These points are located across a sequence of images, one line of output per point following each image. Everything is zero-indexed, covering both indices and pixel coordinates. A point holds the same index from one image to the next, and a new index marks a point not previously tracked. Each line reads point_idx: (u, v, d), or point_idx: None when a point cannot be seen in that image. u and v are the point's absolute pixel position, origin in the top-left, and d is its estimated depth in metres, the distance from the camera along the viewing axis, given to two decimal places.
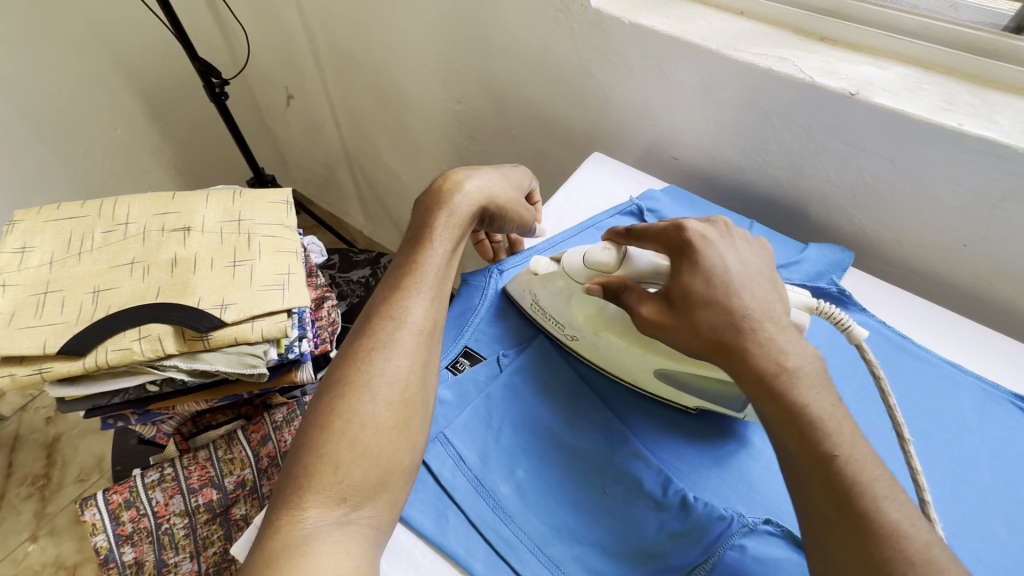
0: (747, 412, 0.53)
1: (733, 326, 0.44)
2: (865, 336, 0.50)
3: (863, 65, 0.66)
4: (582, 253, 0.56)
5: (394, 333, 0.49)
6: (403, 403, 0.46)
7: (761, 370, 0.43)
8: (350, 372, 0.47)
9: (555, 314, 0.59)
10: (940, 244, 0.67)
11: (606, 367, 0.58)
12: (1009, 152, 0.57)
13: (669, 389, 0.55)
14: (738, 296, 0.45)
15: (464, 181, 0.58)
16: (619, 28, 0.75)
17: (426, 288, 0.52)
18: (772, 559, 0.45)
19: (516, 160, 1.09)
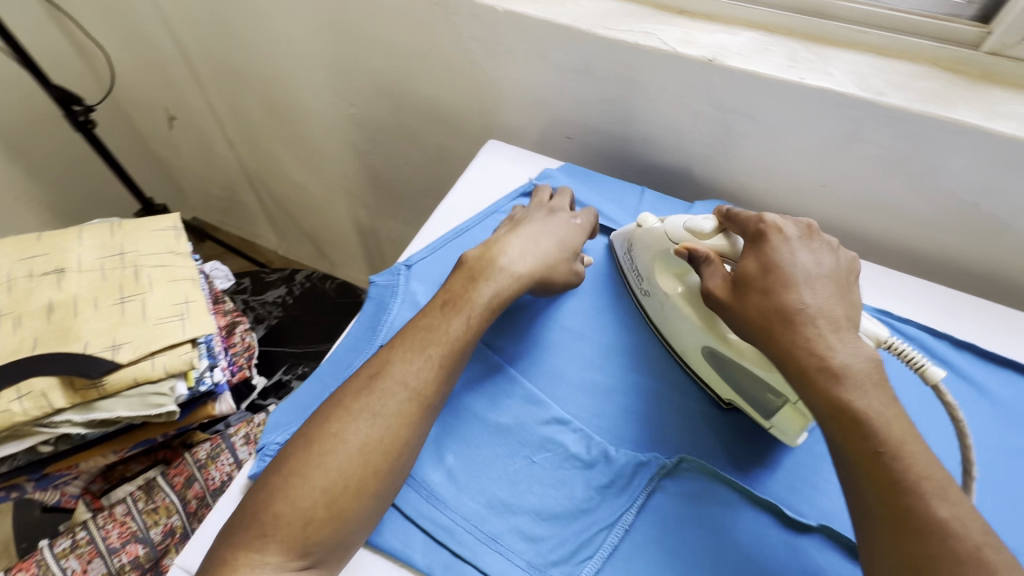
0: (773, 423, 0.52)
1: (783, 317, 0.46)
2: (940, 378, 0.48)
3: (718, 33, 0.72)
4: (684, 221, 0.58)
5: (403, 402, 0.47)
6: (385, 466, 0.45)
7: (804, 364, 0.44)
8: (348, 429, 0.46)
9: (641, 266, 0.62)
10: (804, 187, 0.75)
11: (661, 331, 0.60)
12: (843, 99, 0.64)
13: (713, 375, 0.55)
14: (796, 291, 0.47)
15: (508, 249, 0.58)
16: (494, 16, 0.76)
17: (440, 360, 0.50)
18: (691, 493, 0.49)
19: (420, 158, 1.09)
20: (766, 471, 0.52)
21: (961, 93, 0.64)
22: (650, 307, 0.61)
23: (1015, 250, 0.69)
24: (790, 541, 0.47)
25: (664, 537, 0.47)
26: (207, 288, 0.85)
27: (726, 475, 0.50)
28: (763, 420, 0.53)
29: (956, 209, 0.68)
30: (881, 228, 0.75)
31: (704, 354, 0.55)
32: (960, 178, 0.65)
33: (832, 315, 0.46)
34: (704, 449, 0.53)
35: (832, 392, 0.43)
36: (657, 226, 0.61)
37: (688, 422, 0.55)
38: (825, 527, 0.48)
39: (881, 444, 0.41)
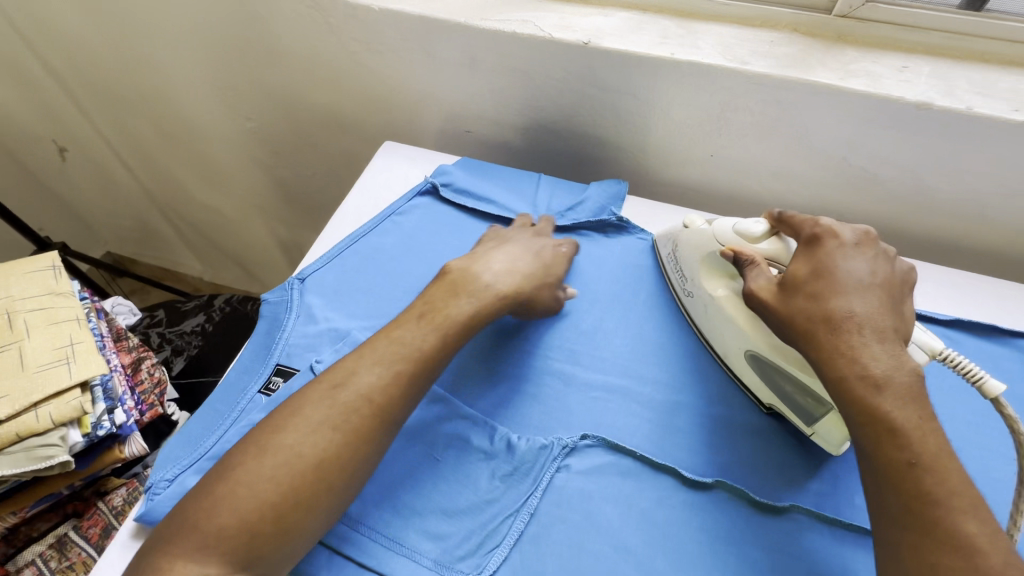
0: (816, 429, 0.51)
1: (826, 320, 0.45)
2: (1001, 394, 0.44)
3: (594, 15, 0.73)
4: (732, 224, 0.57)
5: (360, 416, 0.45)
6: (336, 483, 0.43)
7: (841, 372, 0.43)
8: (303, 441, 0.43)
9: (687, 268, 0.61)
10: (695, 159, 0.78)
11: (705, 334, 0.60)
12: (712, 70, 0.67)
13: (756, 378, 0.55)
14: (843, 297, 0.46)
15: (494, 266, 0.57)
16: (372, 15, 0.75)
17: (406, 374, 0.48)
18: (594, 468, 0.50)
19: (329, 167, 1.07)
20: (668, 437, 0.53)
21: (818, 56, 0.67)
22: (693, 308, 0.61)
23: (887, 199, 0.73)
24: (690, 501, 0.49)
25: (568, 516, 0.48)
26: (105, 326, 0.81)
27: (626, 446, 0.51)
28: (804, 427, 0.52)
29: (830, 166, 0.72)
30: (770, 191, 0.79)
31: (746, 357, 0.55)
32: (829, 135, 0.69)
33: (882, 326, 0.44)
34: (610, 425, 0.54)
35: (867, 400, 0.42)
36: (703, 229, 0.60)
37: (593, 399, 0.55)
38: (722, 482, 0.49)
39: (916, 457, 0.39)
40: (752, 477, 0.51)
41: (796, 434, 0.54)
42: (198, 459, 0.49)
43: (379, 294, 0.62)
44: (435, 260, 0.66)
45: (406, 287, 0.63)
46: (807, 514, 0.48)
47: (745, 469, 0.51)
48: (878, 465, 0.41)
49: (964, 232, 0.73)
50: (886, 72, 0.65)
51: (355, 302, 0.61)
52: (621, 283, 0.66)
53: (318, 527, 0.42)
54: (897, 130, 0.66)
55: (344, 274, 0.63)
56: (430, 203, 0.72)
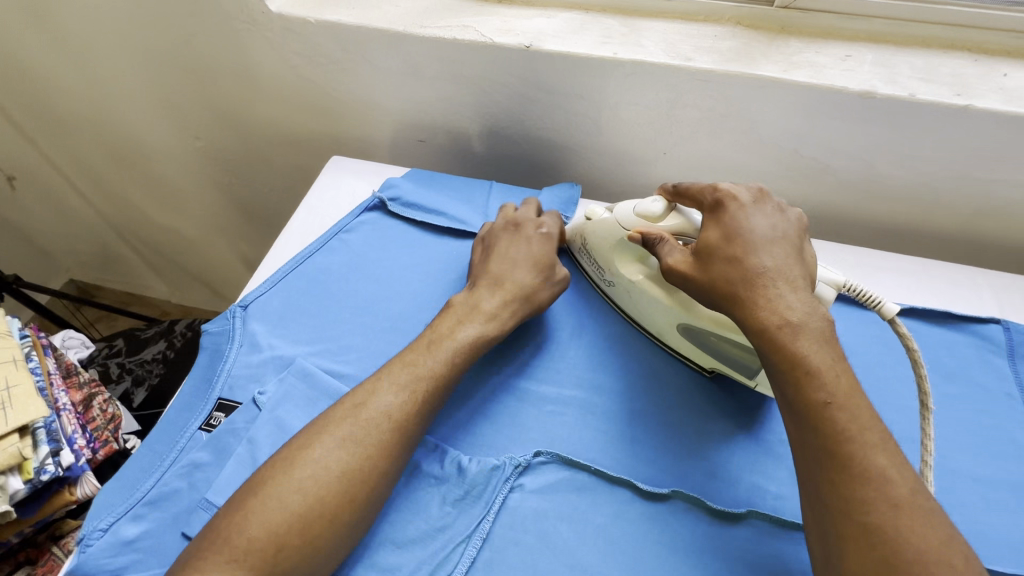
0: (758, 380, 0.53)
1: (746, 282, 0.45)
2: (896, 313, 0.50)
3: (536, 17, 0.72)
4: (632, 206, 0.56)
5: (386, 431, 0.46)
6: (358, 497, 0.44)
7: (764, 325, 0.43)
8: (329, 455, 0.44)
9: (600, 258, 0.61)
10: (648, 158, 0.77)
11: (634, 317, 0.61)
12: (656, 69, 0.65)
13: (691, 347, 0.56)
14: (755, 255, 0.46)
15: (478, 300, 0.56)
16: (309, 27, 0.73)
17: (427, 391, 0.49)
18: (548, 487, 0.49)
19: (285, 183, 1.04)
20: (624, 448, 0.52)
21: (762, 49, 0.66)
22: (617, 296, 0.62)
23: (840, 188, 0.73)
24: (646, 513, 0.48)
25: (522, 538, 0.46)
26: (51, 364, 0.77)
27: (581, 461, 0.50)
28: (748, 379, 0.54)
29: (783, 158, 0.71)
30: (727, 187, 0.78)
31: (678, 330, 0.56)
32: (778, 128, 0.68)
33: (791, 275, 0.45)
34: (565, 440, 0.52)
35: (787, 347, 0.42)
36: (605, 216, 0.60)
37: (547, 414, 0.54)
38: (678, 491, 0.48)
39: (831, 396, 0.40)
40: (709, 484, 0.50)
41: (755, 438, 0.53)
42: (134, 504, 0.47)
43: (325, 316, 0.60)
44: (384, 277, 0.64)
45: (355, 307, 0.61)
46: (764, 518, 0.47)
47: (702, 476, 0.50)
48: None
49: (917, 218, 0.73)
50: (830, 62, 0.64)
51: (300, 326, 0.59)
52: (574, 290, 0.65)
53: (341, 543, 0.43)
54: (845, 121, 0.65)
55: (289, 298, 0.61)
56: (378, 218, 0.70)
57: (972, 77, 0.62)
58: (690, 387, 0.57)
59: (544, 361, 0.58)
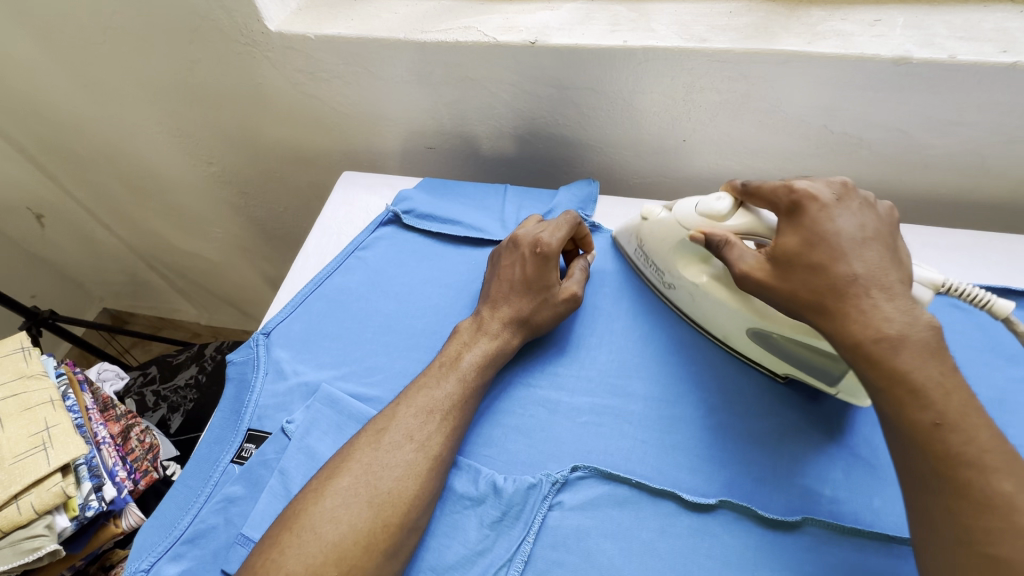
0: (840, 386, 0.50)
1: (835, 290, 0.42)
2: (1010, 311, 0.46)
3: (539, 11, 0.69)
4: (695, 205, 0.54)
5: (410, 453, 0.45)
6: (393, 524, 0.42)
7: (858, 337, 0.40)
8: (358, 483, 0.43)
9: (658, 260, 0.59)
10: (668, 147, 0.73)
11: (695, 320, 0.58)
12: (670, 54, 0.62)
13: (760, 351, 0.53)
14: (844, 260, 0.43)
15: (481, 324, 0.55)
16: (310, 43, 0.72)
17: (445, 409, 0.48)
18: (588, 502, 0.47)
19: (299, 200, 1.04)
20: (666, 457, 0.50)
21: (783, 22, 0.62)
22: (676, 298, 0.59)
23: (877, 161, 0.68)
24: (694, 527, 0.45)
25: (565, 559, 0.45)
26: (89, 399, 0.78)
27: (621, 474, 0.48)
28: (828, 386, 0.51)
29: (811, 136, 0.67)
30: (753, 170, 0.74)
31: (746, 334, 0.53)
32: (806, 105, 0.64)
33: (889, 280, 0.42)
34: (603, 452, 0.50)
35: (886, 363, 0.39)
36: (664, 217, 0.57)
37: (581, 426, 0.52)
38: (727, 501, 0.46)
39: (942, 416, 0.37)
40: (759, 491, 0.47)
41: (806, 440, 0.50)
42: (173, 543, 0.47)
43: (348, 338, 0.59)
44: (404, 293, 0.63)
45: (376, 327, 0.60)
46: (821, 526, 0.44)
47: (751, 483, 0.48)
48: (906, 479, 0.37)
49: (963, 188, 0.68)
50: (858, 30, 0.60)
51: (324, 351, 0.58)
52: (600, 292, 0.63)
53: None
54: (878, 91, 0.60)
55: (309, 324, 0.61)
56: (393, 232, 0.69)
57: (1018, 31, 0.57)
58: (730, 387, 0.54)
59: (571, 371, 0.56)
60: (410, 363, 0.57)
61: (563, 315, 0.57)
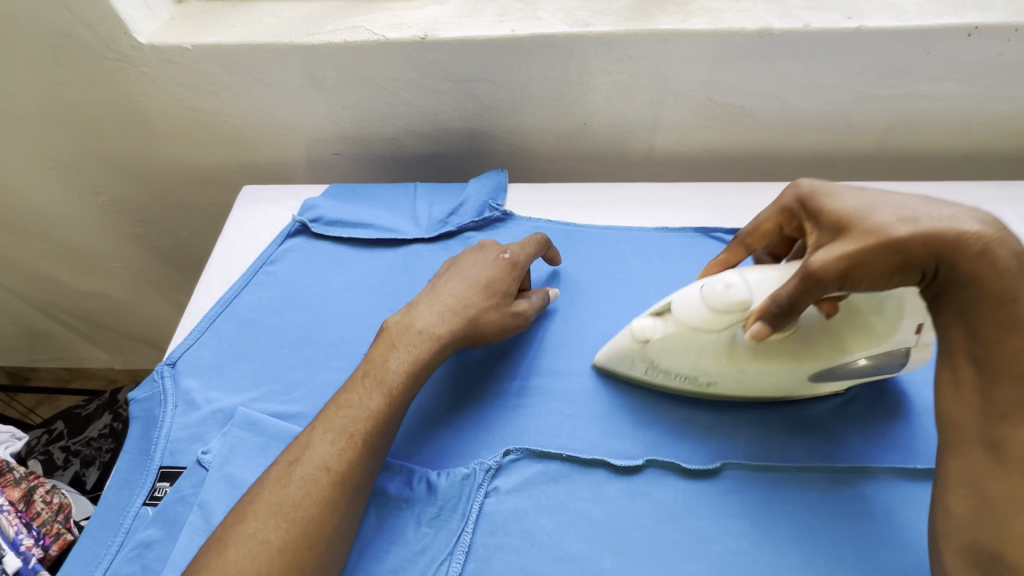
0: (904, 366, 0.49)
1: (919, 214, 0.38)
2: None
3: (427, 7, 0.69)
4: (699, 294, 0.45)
5: (328, 485, 0.42)
6: (311, 557, 0.40)
7: (971, 250, 0.36)
8: (267, 527, 0.40)
9: (678, 367, 0.50)
10: (571, 130, 0.75)
11: (753, 395, 0.51)
12: (557, 40, 0.64)
13: (832, 385, 0.49)
14: (901, 196, 0.40)
15: (416, 319, 0.51)
16: (188, 54, 0.68)
17: (365, 433, 0.45)
18: (524, 484, 0.48)
19: (204, 222, 0.99)
20: (594, 427, 0.51)
21: (657, 3, 0.66)
22: (720, 389, 0.51)
23: (759, 127, 0.73)
24: (625, 489, 0.47)
25: (505, 542, 0.45)
26: None
27: (552, 451, 0.49)
28: (893, 371, 0.50)
29: (698, 109, 0.71)
30: (651, 145, 0.77)
31: (809, 381, 0.49)
32: (690, 80, 0.68)
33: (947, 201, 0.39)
34: (534, 432, 0.51)
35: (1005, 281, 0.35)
36: (661, 325, 0.48)
37: (510, 409, 0.53)
38: (652, 460, 0.48)
39: None
40: (680, 445, 0.50)
41: (722, 392, 0.53)
42: None
43: (264, 356, 0.57)
44: (320, 303, 0.61)
45: (294, 341, 0.58)
46: (739, 467, 0.48)
47: (672, 439, 0.50)
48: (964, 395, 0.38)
49: (835, 143, 0.75)
50: (725, 6, 0.64)
51: (239, 374, 0.55)
52: None
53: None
54: (749, 61, 0.65)
55: (221, 348, 0.57)
56: (303, 242, 0.66)
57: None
58: None
59: (496, 358, 0.56)
60: (332, 374, 0.55)
61: (506, 329, 0.54)
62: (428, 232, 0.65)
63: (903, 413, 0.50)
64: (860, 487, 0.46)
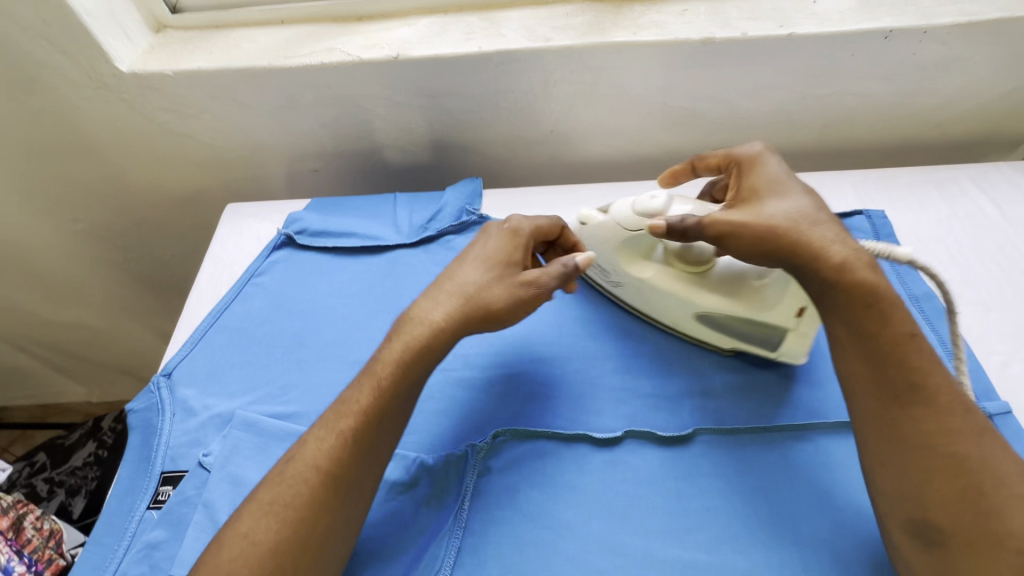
0: (780, 350, 0.55)
1: (794, 220, 0.47)
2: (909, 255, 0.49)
3: (397, 28, 0.73)
4: (630, 205, 0.56)
5: (316, 483, 0.43)
6: (308, 553, 0.41)
7: (836, 257, 0.45)
8: (257, 526, 0.41)
9: (602, 261, 0.61)
10: (540, 137, 0.80)
11: (649, 314, 0.61)
12: (521, 55, 0.69)
13: (713, 333, 0.57)
14: (786, 198, 0.49)
15: (425, 308, 0.50)
16: (169, 80, 0.71)
17: (351, 427, 0.45)
18: (513, 462, 0.51)
19: (185, 243, 1.00)
20: (576, 407, 0.55)
21: (611, 18, 0.72)
22: (625, 294, 0.62)
23: (711, 127, 0.80)
24: (607, 460, 0.51)
25: (499, 516, 0.48)
26: None
27: (538, 430, 0.52)
28: (769, 353, 0.56)
29: (655, 112, 0.77)
30: (614, 148, 0.83)
31: (692, 317, 0.57)
32: (645, 86, 0.74)
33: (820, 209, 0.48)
34: (520, 415, 0.55)
35: (867, 282, 0.44)
36: (603, 219, 0.59)
37: (497, 395, 0.56)
38: (631, 431, 0.52)
39: (914, 329, 0.43)
40: (655, 416, 0.54)
41: (691, 367, 0.58)
42: None
43: (258, 362, 0.59)
44: (310, 310, 0.64)
45: (286, 346, 0.60)
46: (709, 432, 0.52)
47: (647, 412, 0.54)
48: (874, 416, 0.42)
49: (780, 139, 0.82)
50: (671, 19, 0.71)
51: (235, 380, 0.58)
52: None
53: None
54: (697, 67, 0.71)
55: (215, 357, 0.60)
56: (289, 254, 0.69)
57: (789, 10, 0.71)
58: (618, 336, 0.61)
59: (481, 350, 0.60)
60: (325, 374, 0.58)
61: (526, 304, 0.52)
62: (410, 237, 0.69)
63: None
64: (818, 441, 0.51)
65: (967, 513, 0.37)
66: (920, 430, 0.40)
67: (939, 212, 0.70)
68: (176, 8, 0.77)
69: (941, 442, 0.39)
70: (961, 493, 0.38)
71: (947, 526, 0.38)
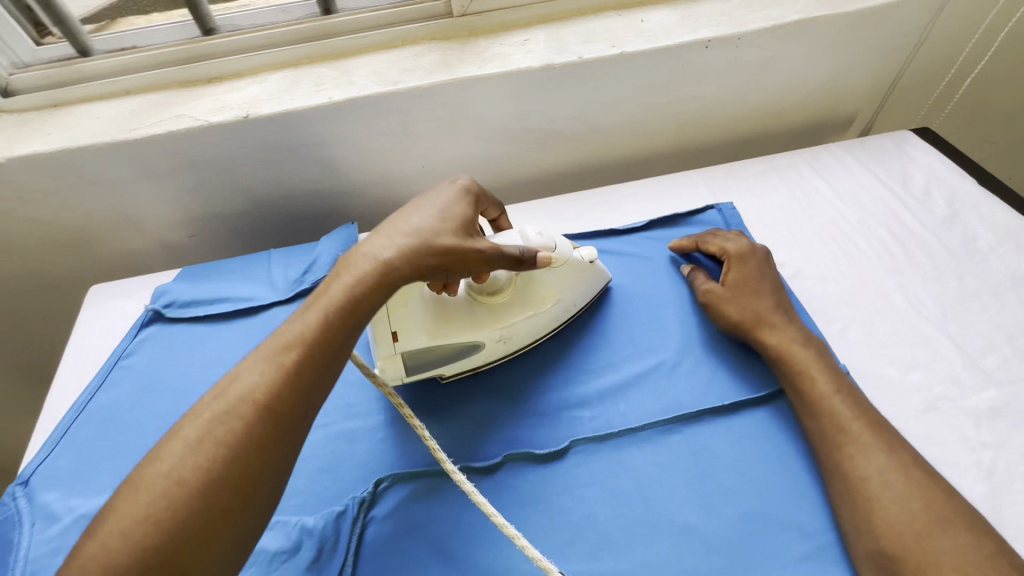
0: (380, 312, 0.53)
1: (755, 317, 0.59)
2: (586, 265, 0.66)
3: (248, 87, 0.73)
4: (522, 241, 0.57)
5: (255, 423, 0.40)
6: (234, 507, 0.38)
7: (771, 343, 0.57)
8: (187, 462, 0.38)
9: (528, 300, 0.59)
10: (412, 175, 0.82)
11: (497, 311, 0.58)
12: (372, 100, 0.70)
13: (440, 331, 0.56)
14: (747, 296, 0.61)
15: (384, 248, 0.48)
16: (5, 167, 0.68)
17: (296, 361, 0.42)
18: (398, 506, 0.51)
19: (63, 329, 0.94)
20: (458, 439, 0.56)
21: (458, 55, 0.74)
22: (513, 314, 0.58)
23: (574, 144, 0.84)
24: (491, 487, 0.52)
25: (387, 565, 0.48)
26: None
27: (420, 470, 0.53)
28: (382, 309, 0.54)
29: (517, 137, 0.80)
30: (489, 176, 0.85)
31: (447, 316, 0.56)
32: (501, 115, 0.77)
33: (778, 309, 0.59)
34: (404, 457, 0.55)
35: (799, 359, 0.55)
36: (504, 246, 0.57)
37: (380, 442, 0.56)
38: (511, 454, 0.53)
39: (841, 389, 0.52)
40: (536, 435, 0.56)
41: (568, 380, 0.60)
42: None
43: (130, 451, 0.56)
44: (184, 385, 0.62)
45: (159, 428, 0.58)
46: (585, 441, 0.54)
47: (528, 432, 0.56)
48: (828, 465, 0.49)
49: (640, 146, 0.87)
50: (513, 50, 0.74)
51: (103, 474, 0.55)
52: None
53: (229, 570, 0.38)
54: (546, 92, 0.75)
55: (80, 453, 0.56)
56: (159, 329, 0.67)
57: (620, 30, 0.76)
58: None
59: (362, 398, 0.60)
60: None
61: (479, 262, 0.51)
62: (286, 293, 0.68)
63: (712, 363, 0.60)
64: (684, 432, 0.54)
65: (910, 536, 0.43)
66: (859, 470, 0.47)
67: (780, 196, 0.76)
68: (8, 91, 0.73)
69: (874, 479, 0.46)
70: (901, 524, 0.43)
71: (900, 552, 0.43)
